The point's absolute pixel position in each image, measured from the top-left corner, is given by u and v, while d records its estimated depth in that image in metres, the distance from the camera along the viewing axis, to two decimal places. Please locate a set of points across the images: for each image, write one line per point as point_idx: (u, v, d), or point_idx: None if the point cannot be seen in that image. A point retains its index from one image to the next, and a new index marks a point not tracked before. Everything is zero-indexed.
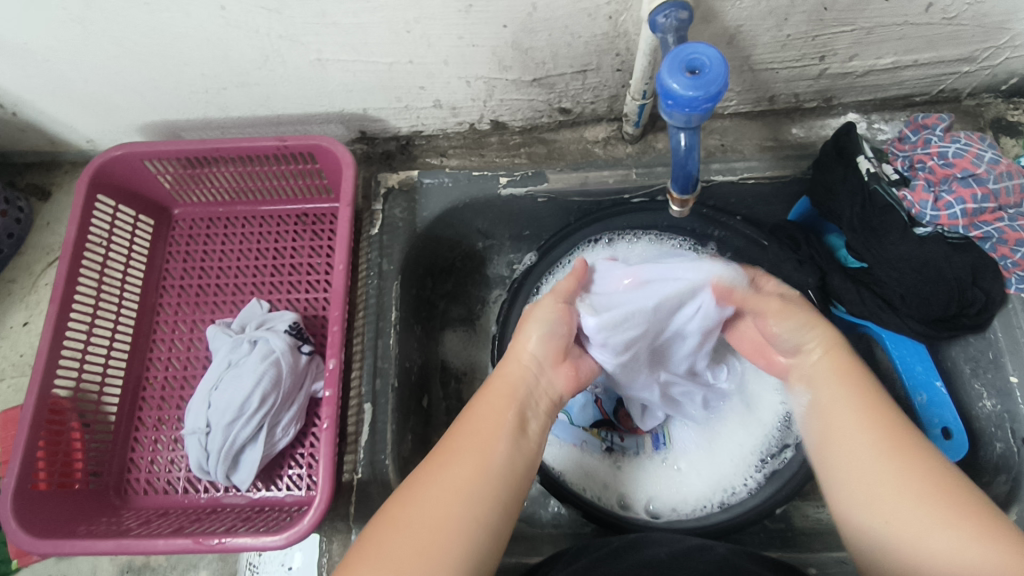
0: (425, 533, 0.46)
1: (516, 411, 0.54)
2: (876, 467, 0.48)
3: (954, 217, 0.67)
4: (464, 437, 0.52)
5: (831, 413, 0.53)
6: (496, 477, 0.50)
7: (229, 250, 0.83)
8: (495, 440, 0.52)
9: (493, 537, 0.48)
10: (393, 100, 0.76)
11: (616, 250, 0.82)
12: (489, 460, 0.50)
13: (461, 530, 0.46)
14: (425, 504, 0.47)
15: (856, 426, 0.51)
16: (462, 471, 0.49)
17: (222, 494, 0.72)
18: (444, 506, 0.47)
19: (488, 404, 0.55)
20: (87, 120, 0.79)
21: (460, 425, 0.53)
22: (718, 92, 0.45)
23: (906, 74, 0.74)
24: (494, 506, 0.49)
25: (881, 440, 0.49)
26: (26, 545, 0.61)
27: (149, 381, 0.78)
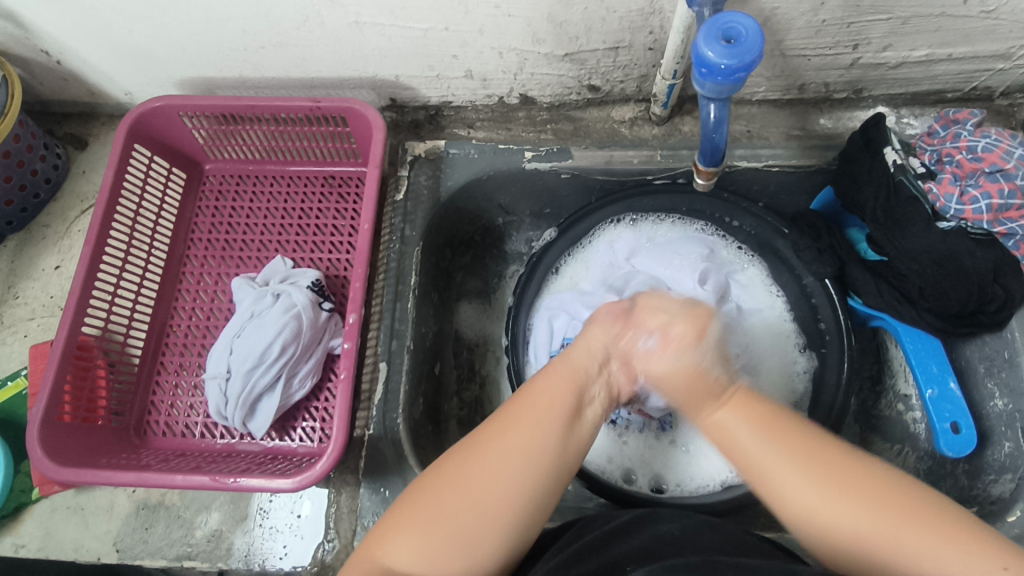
0: (474, 496, 0.50)
1: (575, 394, 0.57)
2: (833, 491, 0.47)
3: (979, 212, 0.66)
4: (523, 414, 0.54)
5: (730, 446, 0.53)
6: (551, 454, 0.53)
7: (257, 207, 0.85)
8: (551, 418, 0.54)
9: (539, 507, 0.52)
10: (425, 69, 0.77)
11: (639, 230, 0.86)
12: (540, 442, 0.53)
13: (508, 498, 0.50)
14: (475, 471, 0.51)
15: (762, 450, 0.51)
16: (517, 443, 0.52)
17: (237, 441, 0.74)
18: (494, 479, 0.50)
19: (547, 384, 0.57)
20: (128, 72, 0.81)
21: (516, 402, 0.56)
22: (752, 62, 0.46)
23: (939, 69, 0.73)
24: (543, 479, 0.52)
25: (813, 458, 0.49)
26: (49, 471, 0.64)
27: (173, 328, 0.80)
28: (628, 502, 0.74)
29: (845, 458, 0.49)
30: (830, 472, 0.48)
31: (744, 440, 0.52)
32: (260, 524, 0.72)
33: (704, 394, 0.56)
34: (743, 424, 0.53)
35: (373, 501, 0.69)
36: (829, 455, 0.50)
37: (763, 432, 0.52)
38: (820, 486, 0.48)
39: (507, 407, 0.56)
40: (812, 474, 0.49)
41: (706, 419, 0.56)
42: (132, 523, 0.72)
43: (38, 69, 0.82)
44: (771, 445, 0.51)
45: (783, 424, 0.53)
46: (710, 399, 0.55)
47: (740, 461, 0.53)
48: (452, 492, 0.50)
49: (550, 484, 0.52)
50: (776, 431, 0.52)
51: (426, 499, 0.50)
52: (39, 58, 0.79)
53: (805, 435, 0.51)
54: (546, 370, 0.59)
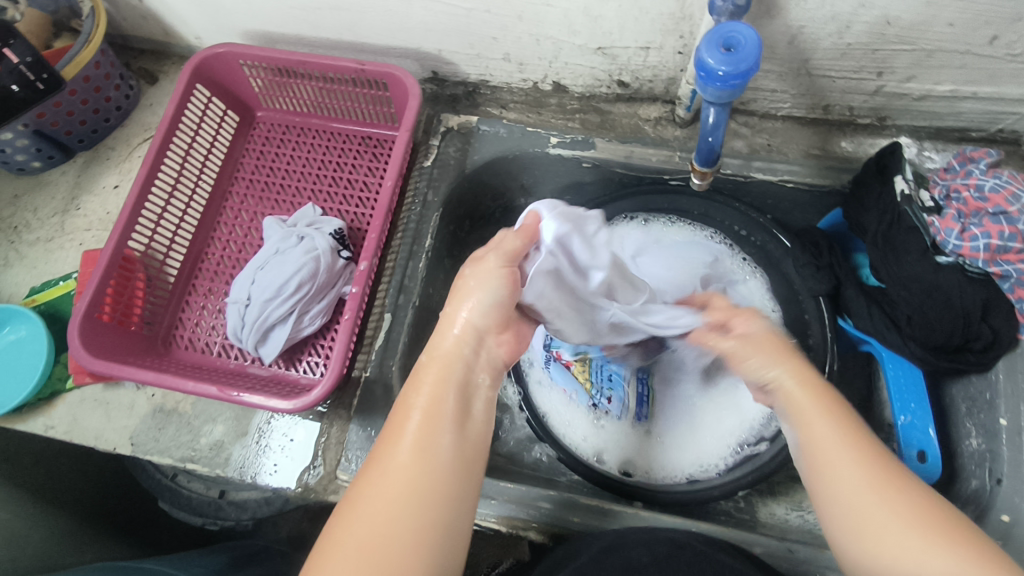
0: (371, 552, 0.45)
1: (457, 395, 0.53)
2: (887, 501, 0.48)
3: (976, 249, 0.66)
4: (392, 428, 0.51)
5: (786, 398, 0.57)
6: (446, 470, 0.50)
7: (297, 157, 0.92)
8: (438, 433, 0.51)
9: (453, 528, 0.49)
10: (466, 46, 0.82)
11: (649, 229, 0.88)
12: (436, 450, 0.50)
13: (412, 540, 0.46)
14: (364, 522, 0.47)
15: (832, 441, 0.52)
16: (401, 476, 0.48)
17: (249, 365, 0.81)
18: (397, 507, 0.47)
19: (423, 383, 0.53)
20: (200, 18, 0.88)
21: (399, 413, 0.52)
22: (748, 70, 0.49)
23: (965, 106, 0.74)
24: (445, 506, 0.49)
25: (870, 462, 0.51)
26: (83, 360, 0.72)
27: (208, 256, 0.88)
28: (594, 478, 0.78)
29: (905, 477, 0.50)
30: (891, 486, 0.49)
31: (820, 427, 0.54)
32: (257, 441, 0.78)
33: (772, 348, 0.59)
34: (807, 395, 0.56)
35: (359, 436, 0.75)
36: (889, 465, 0.51)
37: (842, 425, 0.53)
38: (876, 494, 0.49)
39: (390, 419, 0.52)
40: (875, 484, 0.49)
41: (744, 365, 0.61)
42: (148, 422, 0.80)
43: (123, 6, 0.90)
44: (843, 440, 0.52)
45: (864, 430, 0.53)
46: (778, 357, 0.59)
47: (805, 443, 0.54)
48: (363, 517, 0.47)
49: (455, 498, 0.49)
50: (846, 422, 0.53)
51: (342, 537, 0.46)
52: None
53: (869, 441, 0.52)
54: (418, 364, 0.55)
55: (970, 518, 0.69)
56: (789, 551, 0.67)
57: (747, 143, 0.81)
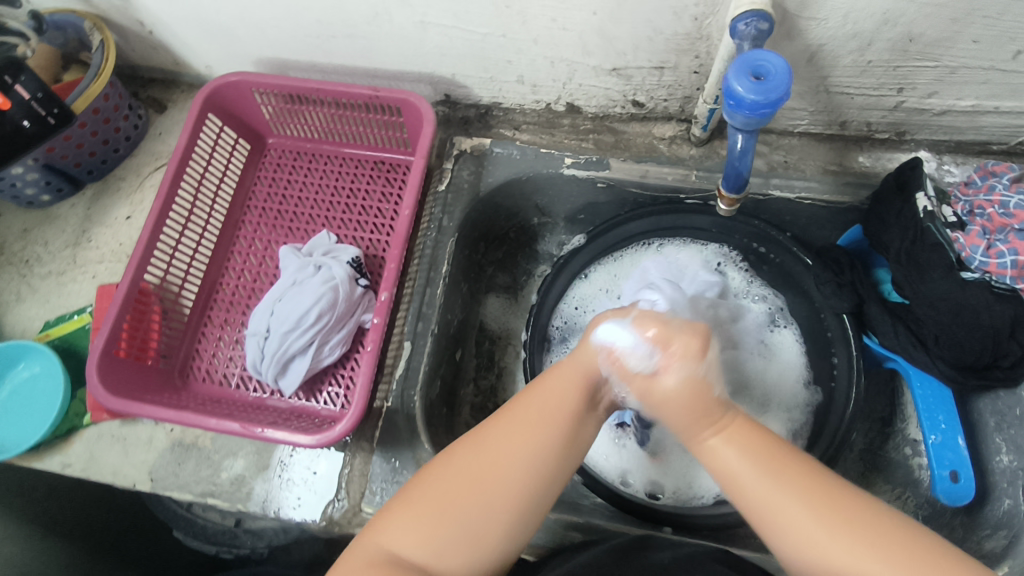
0: (476, 484, 0.51)
1: (581, 398, 0.57)
2: (844, 540, 0.45)
3: (1004, 266, 0.66)
4: (534, 410, 0.55)
5: (726, 472, 0.51)
6: (557, 448, 0.54)
7: (310, 183, 0.91)
8: (562, 413, 0.55)
9: (535, 509, 0.52)
10: (480, 70, 0.82)
11: (664, 254, 0.90)
12: (549, 436, 0.54)
13: (512, 490, 0.51)
14: (482, 457, 0.52)
15: (754, 480, 0.49)
16: (520, 435, 0.53)
17: (268, 396, 0.80)
18: (501, 466, 0.52)
19: (564, 377, 0.58)
20: (210, 47, 0.88)
21: (528, 397, 0.56)
22: (779, 99, 0.48)
23: (985, 120, 0.74)
24: (548, 470, 0.53)
25: (821, 503, 0.46)
26: (102, 399, 0.71)
27: (222, 286, 0.87)
28: (620, 503, 0.76)
29: (848, 498, 0.47)
30: (836, 514, 0.46)
31: (741, 470, 0.50)
32: (280, 474, 0.77)
33: (701, 412, 0.52)
34: (741, 456, 0.50)
35: (383, 468, 0.74)
36: (815, 485, 0.47)
37: (746, 455, 0.50)
38: (827, 528, 0.45)
39: (520, 398, 0.56)
40: (820, 516, 0.46)
41: (705, 451, 0.53)
42: (167, 457, 0.79)
43: (132, 37, 0.90)
44: (759, 475, 0.49)
45: (767, 445, 0.50)
46: (709, 421, 0.52)
47: (733, 492, 0.50)
48: (470, 467, 0.52)
49: (548, 482, 0.53)
50: (764, 455, 0.50)
51: (433, 481, 0.52)
52: (134, 26, 0.87)
53: (790, 464, 0.49)
54: (556, 368, 0.59)
55: (1004, 540, 0.68)
56: None
57: (765, 160, 0.81)
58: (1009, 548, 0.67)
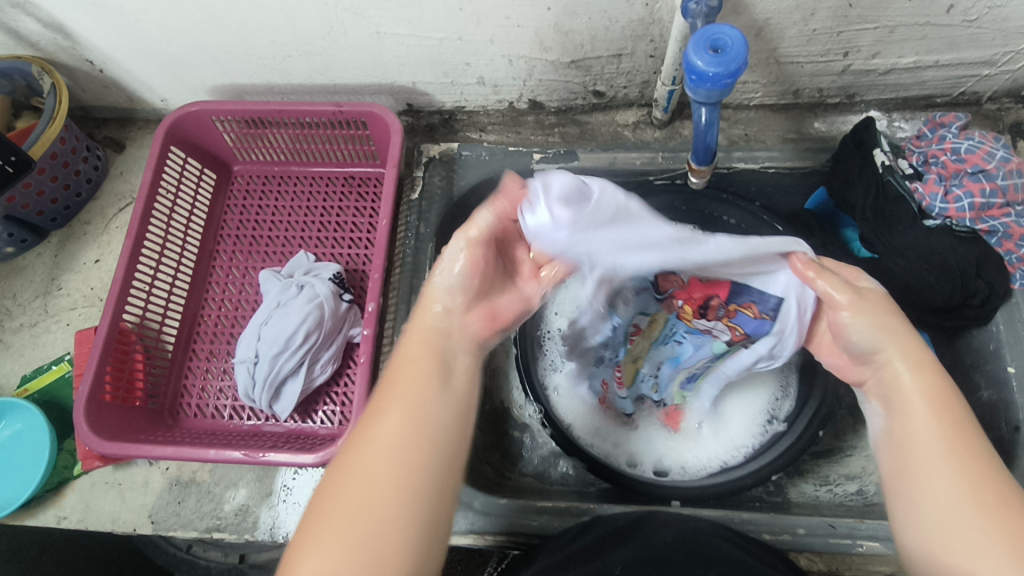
0: (356, 506, 0.44)
1: (431, 368, 0.52)
2: (981, 519, 0.44)
3: (962, 210, 0.70)
4: (401, 381, 0.51)
5: (897, 398, 0.52)
6: (429, 431, 0.48)
7: (281, 206, 0.91)
8: (419, 393, 0.50)
9: (444, 496, 0.47)
10: (440, 75, 0.83)
11: None
12: (432, 411, 0.49)
13: (400, 497, 0.45)
14: (356, 476, 0.45)
15: (938, 449, 0.48)
16: (390, 427, 0.48)
17: (263, 423, 0.79)
18: (372, 472, 0.45)
19: (409, 361, 0.52)
20: (165, 79, 0.87)
21: (386, 385, 0.51)
22: (738, 69, 0.50)
23: (927, 75, 0.77)
24: (431, 462, 0.47)
25: (964, 463, 0.47)
26: (94, 445, 0.69)
27: (204, 318, 0.86)
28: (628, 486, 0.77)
29: (1010, 494, 0.45)
30: (996, 504, 0.45)
31: (920, 419, 0.50)
32: (283, 499, 0.76)
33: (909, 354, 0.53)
34: (921, 405, 0.50)
35: None
36: (991, 474, 0.46)
37: (947, 431, 0.49)
38: (970, 507, 0.45)
39: (386, 387, 0.51)
40: (962, 481, 0.46)
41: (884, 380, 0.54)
42: (165, 497, 0.78)
43: (83, 77, 0.89)
44: (947, 448, 0.48)
45: (965, 425, 0.49)
46: (913, 362, 0.53)
47: (899, 443, 0.51)
48: (356, 478, 0.45)
49: (449, 462, 0.48)
50: (961, 432, 0.48)
51: (342, 492, 0.45)
52: (84, 66, 0.86)
53: (971, 435, 0.48)
54: (401, 345, 0.55)
55: None
56: (830, 527, 0.69)
57: (726, 135, 0.83)
58: None
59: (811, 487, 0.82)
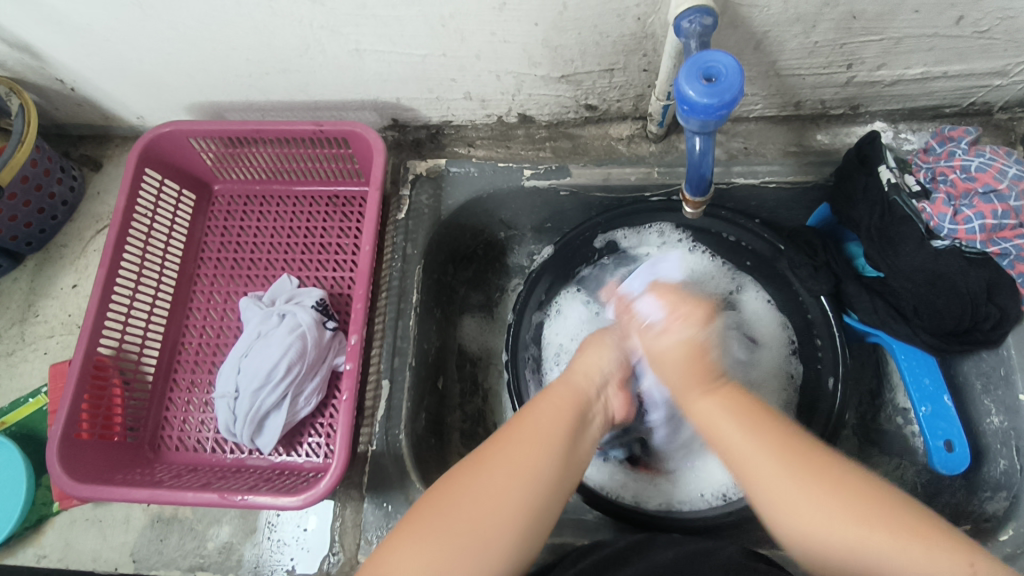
0: (478, 520, 0.50)
1: (575, 415, 0.59)
2: (808, 489, 0.49)
3: (972, 232, 0.66)
4: (528, 430, 0.56)
5: (709, 422, 0.57)
6: (554, 471, 0.54)
7: (264, 226, 0.88)
8: (548, 442, 0.55)
9: (541, 528, 0.53)
10: (425, 91, 0.79)
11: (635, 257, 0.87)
12: (547, 456, 0.55)
13: (509, 520, 0.50)
14: (468, 500, 0.51)
15: (749, 447, 0.53)
16: (509, 470, 0.52)
17: (247, 457, 0.77)
18: (508, 485, 0.52)
19: (556, 404, 0.59)
20: (139, 97, 0.84)
21: (521, 422, 0.57)
22: (733, 100, 0.48)
23: (936, 85, 0.74)
24: (542, 496, 0.53)
25: (794, 455, 0.52)
26: (68, 487, 0.67)
27: (184, 346, 0.83)
28: (624, 518, 0.74)
29: (812, 455, 0.52)
30: (798, 462, 0.51)
31: (727, 429, 0.55)
32: (268, 536, 0.74)
33: (696, 376, 0.58)
34: (738, 422, 0.55)
35: (376, 515, 0.70)
36: (792, 444, 0.53)
37: (750, 429, 0.54)
38: (796, 484, 0.50)
39: (506, 434, 0.56)
40: (794, 473, 0.51)
41: (692, 406, 0.59)
42: (147, 534, 0.76)
43: (54, 96, 0.85)
44: (753, 442, 0.53)
45: (758, 414, 0.56)
46: (700, 384, 0.58)
47: (724, 453, 0.55)
48: (465, 494, 0.51)
49: (545, 505, 0.53)
50: (755, 420, 0.55)
51: (433, 513, 0.51)
52: (54, 85, 0.83)
53: (761, 418, 0.55)
54: (547, 393, 0.61)
55: (1005, 502, 0.69)
56: None
57: (724, 149, 0.80)
58: (1013, 509, 0.67)
59: None
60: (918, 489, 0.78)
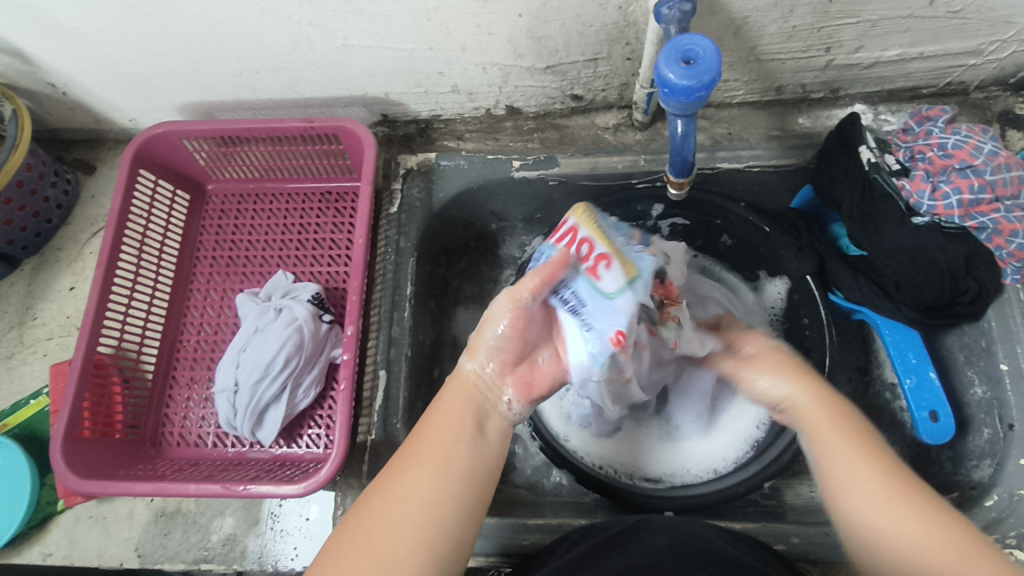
0: (382, 540, 0.47)
1: (473, 416, 0.56)
2: (893, 504, 0.48)
3: (951, 208, 0.68)
4: (430, 442, 0.53)
5: (812, 435, 0.56)
6: (456, 481, 0.51)
7: (258, 224, 0.89)
8: (455, 445, 0.53)
9: (453, 540, 0.49)
10: (413, 86, 0.80)
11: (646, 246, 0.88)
12: (449, 466, 0.52)
13: (417, 536, 0.47)
14: (385, 513, 0.48)
15: (846, 451, 0.53)
16: (420, 475, 0.51)
17: (248, 449, 0.78)
18: (407, 509, 0.49)
19: (445, 412, 0.56)
20: (131, 100, 0.85)
21: (419, 435, 0.54)
22: (711, 81, 0.50)
23: (912, 67, 0.75)
24: (450, 513, 0.50)
25: (894, 475, 0.50)
26: (73, 484, 0.68)
27: (182, 343, 0.84)
28: (619, 497, 0.76)
29: (887, 459, 0.52)
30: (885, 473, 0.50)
31: (829, 434, 0.55)
32: (271, 527, 0.76)
33: (840, 419, 0.56)
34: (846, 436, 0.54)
35: None
36: (883, 455, 0.52)
37: (855, 439, 0.54)
38: (864, 470, 0.51)
39: (410, 444, 0.54)
40: (881, 480, 0.50)
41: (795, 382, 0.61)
42: (152, 529, 0.77)
43: (47, 101, 0.86)
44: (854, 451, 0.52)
45: (837, 411, 0.57)
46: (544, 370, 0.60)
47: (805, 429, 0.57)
48: (370, 519, 0.48)
49: (456, 526, 0.50)
50: (835, 416, 0.56)
51: (362, 526, 0.48)
52: (45, 90, 0.83)
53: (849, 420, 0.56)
54: (444, 391, 0.58)
55: (990, 469, 0.70)
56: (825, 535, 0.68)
57: (709, 135, 0.81)
58: (997, 475, 0.69)
59: (807, 488, 0.81)
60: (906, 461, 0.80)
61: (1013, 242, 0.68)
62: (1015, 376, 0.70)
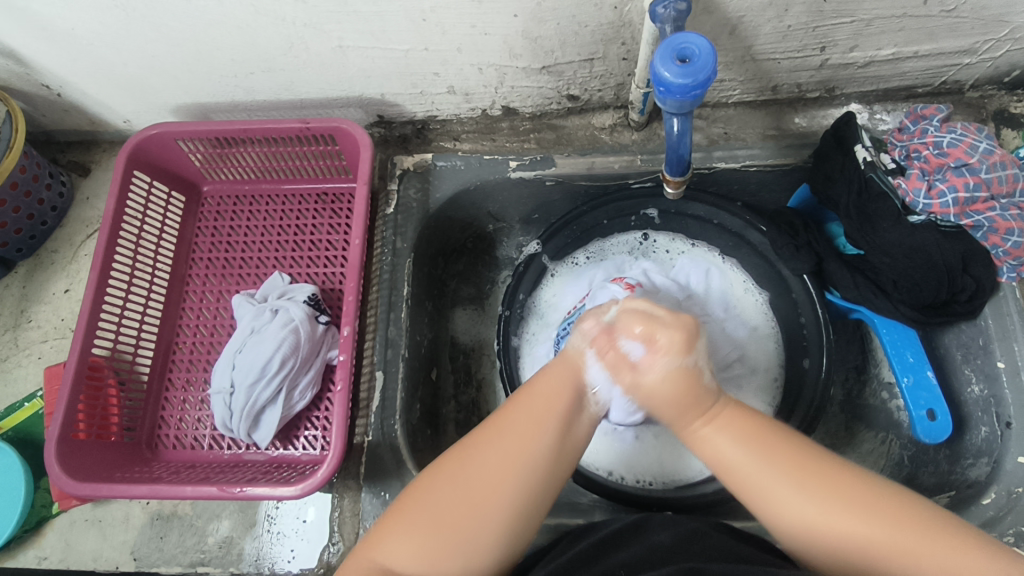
0: (462, 505, 0.49)
1: (572, 398, 0.55)
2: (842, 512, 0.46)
3: (946, 206, 0.67)
4: (521, 419, 0.53)
5: (715, 456, 0.52)
6: (542, 463, 0.52)
7: (254, 226, 0.89)
8: (545, 426, 0.53)
9: (529, 517, 0.51)
10: (409, 86, 0.80)
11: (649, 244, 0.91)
12: (538, 444, 0.52)
13: (504, 505, 0.50)
14: (473, 476, 0.50)
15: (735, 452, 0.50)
16: (510, 446, 0.51)
17: (244, 452, 0.78)
18: (492, 481, 0.50)
19: (545, 384, 0.55)
20: (126, 101, 0.85)
21: (514, 403, 0.54)
22: (706, 80, 0.50)
23: (907, 66, 0.75)
24: (535, 487, 0.51)
25: (800, 475, 0.48)
26: (68, 486, 0.68)
27: (178, 345, 0.84)
28: (620, 498, 0.76)
29: (815, 463, 0.49)
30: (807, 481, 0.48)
31: (716, 439, 0.51)
32: (268, 529, 0.76)
33: (692, 407, 0.52)
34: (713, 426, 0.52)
35: (374, 503, 0.71)
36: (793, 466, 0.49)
37: (723, 431, 0.51)
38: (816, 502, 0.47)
39: (500, 413, 0.54)
40: (796, 480, 0.48)
41: (695, 439, 0.53)
42: (147, 532, 0.77)
43: (41, 103, 0.86)
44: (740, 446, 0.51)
45: (753, 423, 0.52)
46: (698, 415, 0.52)
47: (718, 468, 0.52)
48: (461, 486, 0.50)
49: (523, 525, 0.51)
50: (750, 434, 0.51)
51: (432, 500, 0.50)
52: (39, 91, 0.83)
53: (756, 428, 0.51)
54: (544, 369, 0.57)
55: (986, 468, 0.70)
56: None
57: (705, 134, 0.81)
58: (994, 473, 0.69)
59: None
60: (905, 459, 0.80)
61: (1009, 241, 0.68)
62: (1011, 373, 0.70)
